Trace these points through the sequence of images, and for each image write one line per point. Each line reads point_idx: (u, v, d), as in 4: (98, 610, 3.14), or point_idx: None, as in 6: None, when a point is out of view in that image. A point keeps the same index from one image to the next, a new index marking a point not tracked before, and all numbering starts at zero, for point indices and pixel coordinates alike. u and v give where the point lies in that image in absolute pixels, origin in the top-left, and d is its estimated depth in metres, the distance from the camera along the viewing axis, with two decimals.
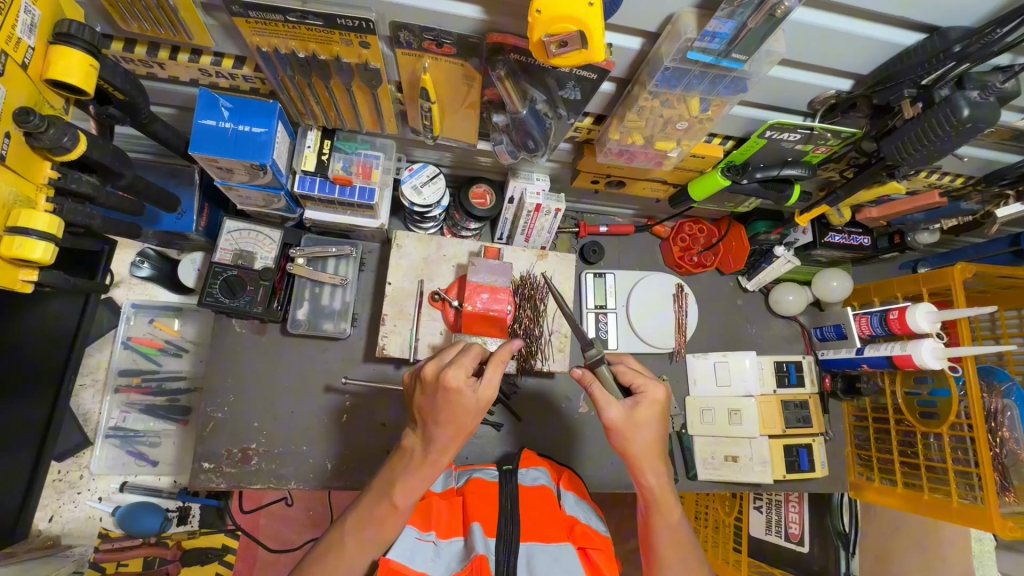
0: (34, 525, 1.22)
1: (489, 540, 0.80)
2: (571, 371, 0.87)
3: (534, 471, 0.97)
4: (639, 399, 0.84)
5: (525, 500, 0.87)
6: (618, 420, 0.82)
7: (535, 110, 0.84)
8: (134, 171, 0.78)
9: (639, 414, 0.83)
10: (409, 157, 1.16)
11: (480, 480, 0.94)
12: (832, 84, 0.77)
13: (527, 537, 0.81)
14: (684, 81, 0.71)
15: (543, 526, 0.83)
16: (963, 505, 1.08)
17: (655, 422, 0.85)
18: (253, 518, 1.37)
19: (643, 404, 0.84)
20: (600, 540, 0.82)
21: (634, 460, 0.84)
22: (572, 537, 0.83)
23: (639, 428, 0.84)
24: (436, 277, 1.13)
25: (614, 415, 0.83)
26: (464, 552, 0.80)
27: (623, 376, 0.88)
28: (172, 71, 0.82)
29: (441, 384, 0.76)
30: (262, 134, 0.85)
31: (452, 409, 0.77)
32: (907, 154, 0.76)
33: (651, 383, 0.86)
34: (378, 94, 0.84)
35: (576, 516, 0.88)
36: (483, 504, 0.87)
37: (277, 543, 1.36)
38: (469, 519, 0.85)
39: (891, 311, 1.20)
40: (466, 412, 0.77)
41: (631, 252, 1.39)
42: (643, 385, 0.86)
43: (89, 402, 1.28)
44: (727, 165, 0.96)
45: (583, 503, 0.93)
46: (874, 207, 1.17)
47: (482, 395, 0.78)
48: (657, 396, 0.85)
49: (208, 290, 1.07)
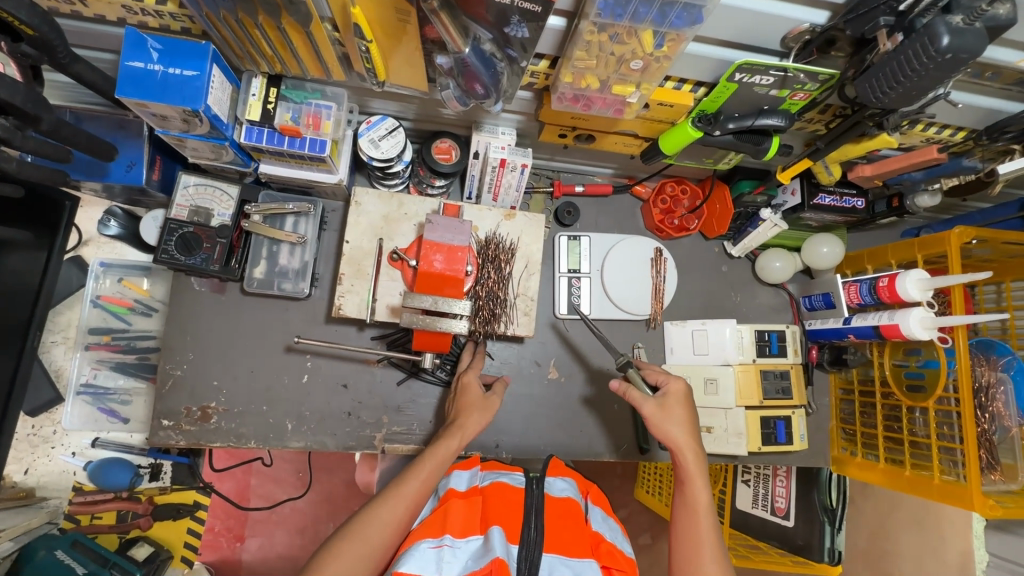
0: (9, 478, 1.25)
1: (512, 547, 0.77)
2: (609, 383, 1.00)
3: (561, 483, 0.96)
4: (668, 393, 0.97)
5: (552, 509, 0.86)
6: (651, 407, 0.95)
7: (481, 49, 0.78)
8: (55, 115, 0.75)
9: (669, 401, 0.96)
10: (366, 109, 1.10)
11: (505, 486, 0.91)
12: (805, 17, 0.69)
13: (551, 548, 0.78)
14: (630, 9, 0.64)
15: (568, 537, 0.81)
16: (945, 482, 1.03)
17: (688, 410, 0.96)
18: (244, 473, 1.38)
19: (672, 395, 0.96)
20: (625, 562, 0.81)
21: (675, 448, 0.93)
22: (597, 554, 0.81)
23: (674, 419, 0.94)
24: (397, 237, 1.09)
25: (650, 407, 0.95)
26: (481, 550, 0.75)
27: (650, 378, 1.01)
28: (95, 9, 0.77)
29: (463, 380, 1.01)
30: (194, 78, 0.81)
31: (467, 399, 0.98)
32: (881, 95, 0.69)
33: (673, 377, 0.99)
34: (312, 32, 0.78)
35: (601, 533, 0.86)
36: (507, 510, 0.84)
37: (269, 501, 1.38)
38: (491, 521, 0.81)
39: (881, 279, 1.13)
40: (479, 403, 0.98)
41: (609, 214, 1.33)
42: (667, 380, 0.99)
43: (60, 357, 1.29)
44: (698, 115, 0.89)
45: (609, 520, 0.93)
46: (866, 164, 1.08)
47: (489, 397, 1.00)
48: (681, 387, 0.97)
49: (163, 247, 1.04)
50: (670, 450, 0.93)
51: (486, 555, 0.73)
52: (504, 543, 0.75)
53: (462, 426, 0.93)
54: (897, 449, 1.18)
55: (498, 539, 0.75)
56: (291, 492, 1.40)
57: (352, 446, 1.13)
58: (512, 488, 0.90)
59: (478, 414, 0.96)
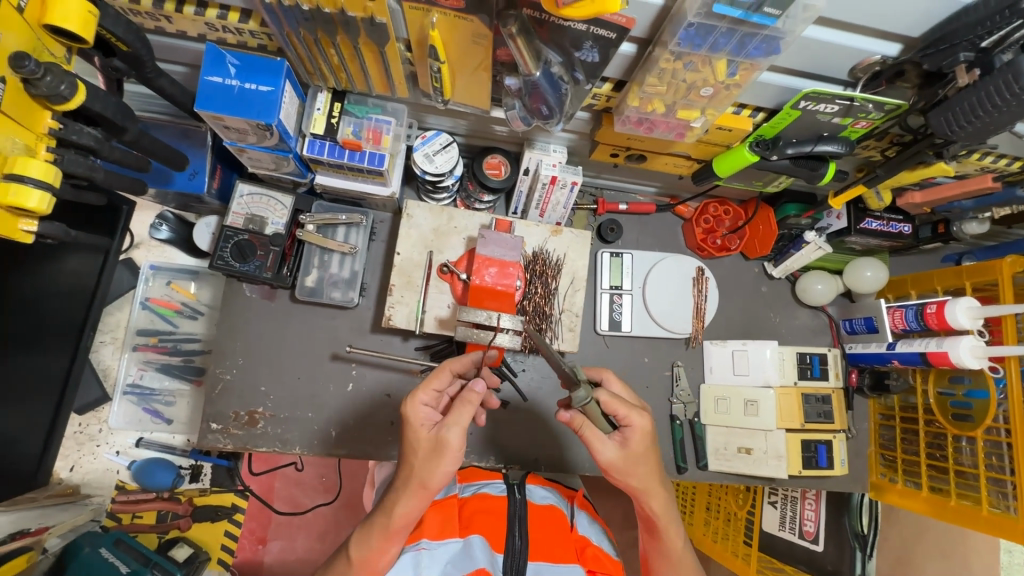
0: (56, 474, 1.28)
1: (496, 557, 0.80)
2: (557, 417, 0.80)
3: (541, 490, 0.98)
4: (630, 440, 0.79)
5: (536, 517, 0.89)
6: (611, 458, 0.79)
7: (550, 72, 0.79)
8: (139, 127, 0.77)
9: (631, 449, 0.79)
10: (422, 124, 1.13)
11: (487, 493, 0.92)
12: (878, 49, 0.70)
13: (535, 555, 0.82)
14: (709, 39, 0.65)
15: (552, 544, 0.84)
16: (994, 515, 1.01)
17: (652, 450, 0.81)
18: (270, 479, 1.39)
19: (635, 439, 0.79)
20: (609, 565, 0.86)
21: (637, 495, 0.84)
22: (582, 559, 0.86)
23: (635, 467, 0.80)
24: (447, 250, 1.11)
25: (610, 458, 0.79)
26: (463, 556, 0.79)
27: (609, 408, 0.79)
28: (180, 25, 0.80)
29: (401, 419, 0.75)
30: (268, 93, 0.83)
31: (408, 445, 0.74)
32: (958, 128, 0.70)
33: (636, 413, 0.79)
34: (386, 52, 0.80)
35: (587, 537, 0.90)
36: (489, 517, 0.86)
37: (293, 505, 1.39)
38: (473, 529, 0.84)
39: (928, 305, 1.12)
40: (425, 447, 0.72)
41: (651, 232, 1.34)
42: (629, 417, 0.79)
43: (107, 357, 1.32)
44: (756, 140, 0.90)
45: (594, 524, 0.96)
46: (917, 191, 1.08)
47: (440, 434, 0.72)
48: (645, 426, 0.80)
49: (219, 254, 1.07)
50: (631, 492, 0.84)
51: (468, 563, 0.77)
52: (486, 552, 0.79)
53: (410, 480, 0.72)
54: (941, 478, 1.16)
55: (480, 549, 0.79)
56: (316, 498, 1.41)
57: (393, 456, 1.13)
58: (494, 496, 0.91)
59: (426, 460, 0.72)
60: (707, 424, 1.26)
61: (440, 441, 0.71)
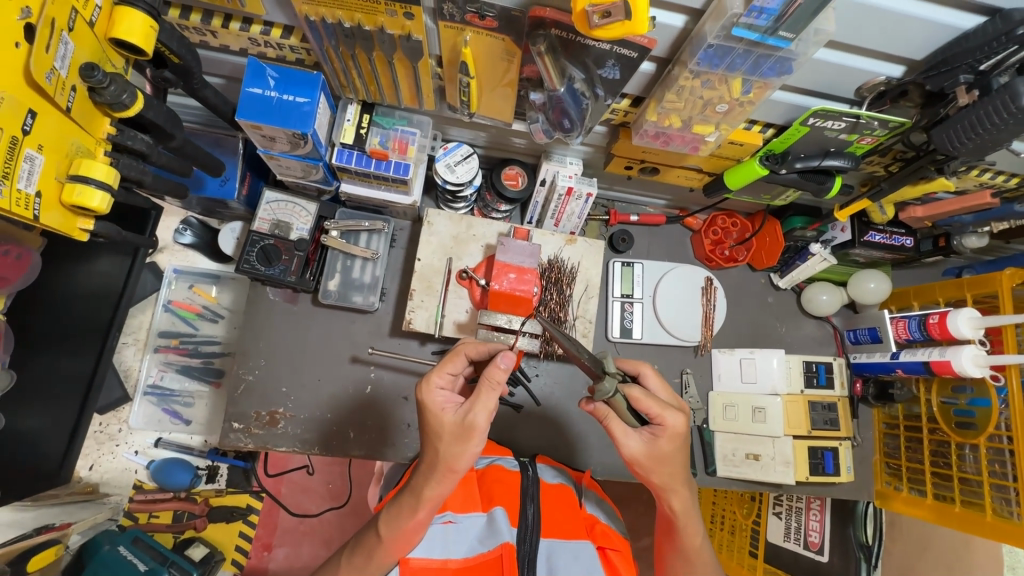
0: (76, 473, 1.30)
1: (512, 530, 0.82)
2: (583, 407, 0.86)
3: (551, 471, 1.00)
4: (659, 437, 0.82)
5: (548, 495, 0.90)
6: (638, 452, 0.82)
7: (573, 88, 0.83)
8: (185, 134, 0.81)
9: (660, 447, 0.82)
10: (445, 137, 1.18)
11: (502, 467, 0.93)
12: (883, 70, 0.74)
13: (547, 533, 0.84)
14: (727, 60, 0.70)
15: (564, 521, 0.86)
16: (998, 521, 1.04)
17: (678, 451, 0.84)
18: (277, 482, 1.40)
19: (663, 439, 0.82)
20: (618, 542, 0.87)
21: (660, 492, 0.87)
22: (592, 534, 0.88)
23: (661, 464, 0.84)
24: (465, 257, 1.14)
25: (637, 451, 0.83)
26: (486, 531, 0.83)
27: (640, 405, 0.82)
28: (224, 40, 0.85)
29: (422, 406, 0.77)
30: (305, 104, 0.88)
31: (432, 430, 0.76)
32: (959, 144, 0.75)
33: (669, 413, 0.82)
34: (418, 67, 0.85)
35: (595, 515, 0.92)
36: (505, 490, 0.88)
37: (300, 510, 1.40)
38: (492, 501, 0.86)
39: (931, 316, 1.15)
40: (450, 433, 0.74)
41: (661, 243, 1.38)
42: (661, 416, 0.82)
43: (130, 358, 1.36)
44: (767, 154, 0.95)
45: (604, 502, 0.97)
46: (918, 206, 1.13)
47: (466, 418, 0.73)
48: (676, 426, 0.82)
49: (245, 258, 1.10)
50: (654, 488, 0.88)
51: (493, 539, 0.81)
52: (506, 529, 0.82)
53: (437, 464, 0.75)
54: (944, 485, 1.18)
55: (501, 525, 0.82)
56: (323, 504, 1.42)
57: (410, 457, 1.15)
58: (508, 470, 0.93)
59: (453, 446, 0.74)
60: (716, 431, 1.28)
61: (467, 425, 0.73)
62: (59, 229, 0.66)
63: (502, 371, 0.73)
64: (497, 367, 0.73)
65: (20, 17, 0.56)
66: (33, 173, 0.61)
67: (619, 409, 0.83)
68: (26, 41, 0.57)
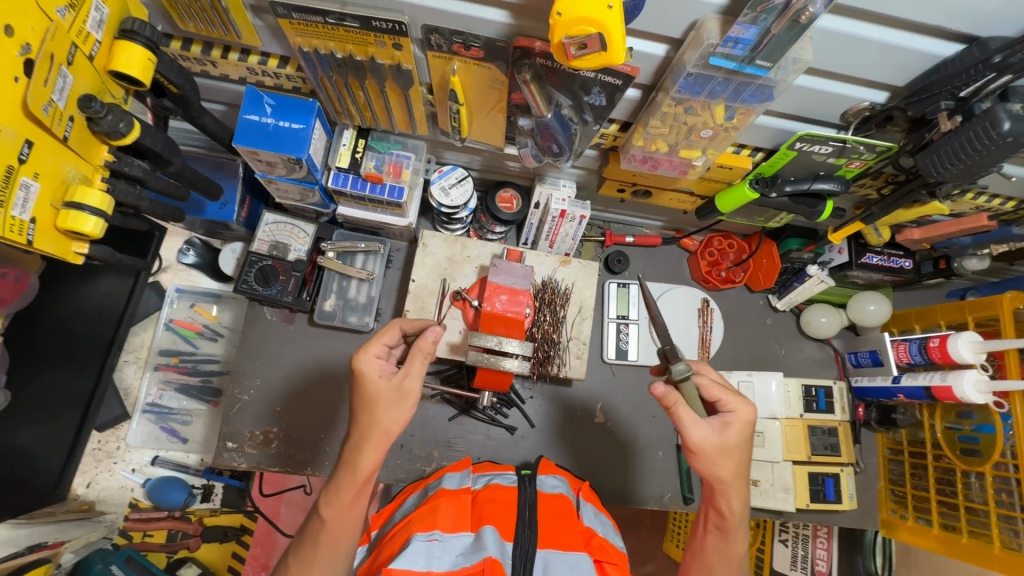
0: (73, 490, 1.32)
1: (506, 545, 0.78)
2: (653, 388, 0.81)
3: (552, 481, 0.98)
4: (731, 422, 0.82)
5: (545, 507, 0.87)
6: (707, 441, 0.80)
7: (560, 114, 0.85)
8: (183, 160, 0.84)
9: (729, 435, 0.81)
10: (440, 160, 1.21)
11: (497, 486, 0.93)
12: (866, 96, 0.75)
13: (544, 543, 0.79)
14: (707, 87, 0.71)
15: (559, 532, 0.82)
16: (1007, 553, 1.00)
17: (744, 444, 0.82)
18: (275, 503, 1.41)
19: (733, 427, 0.82)
20: (617, 555, 0.81)
21: (722, 484, 0.83)
22: (589, 548, 0.82)
23: (729, 453, 0.81)
24: (459, 277, 1.15)
25: (706, 436, 0.81)
26: (472, 547, 0.77)
27: (706, 393, 0.85)
28: (224, 69, 0.88)
29: (356, 372, 0.77)
30: (300, 130, 0.90)
31: (364, 396, 0.76)
32: (943, 169, 0.75)
33: (740, 401, 0.84)
34: (410, 95, 0.87)
35: (593, 528, 0.87)
36: (500, 510, 0.86)
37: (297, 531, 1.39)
38: (483, 521, 0.82)
39: (931, 339, 1.12)
40: (385, 400, 0.76)
41: (657, 264, 1.38)
42: (731, 403, 0.83)
43: (130, 376, 1.38)
44: (756, 178, 0.95)
45: (601, 516, 0.93)
46: (915, 228, 1.12)
47: (404, 384, 0.76)
48: (747, 416, 0.83)
49: (244, 278, 1.11)
50: (715, 484, 0.83)
51: (477, 554, 0.74)
52: (497, 542, 0.76)
53: (372, 429, 0.75)
54: (951, 514, 1.14)
55: (490, 539, 0.76)
56: None
57: (402, 478, 1.15)
58: (505, 487, 0.93)
59: (395, 413, 0.76)
60: None
61: (403, 391, 0.76)
62: (54, 254, 0.69)
63: (433, 342, 0.77)
64: (426, 338, 0.77)
65: (20, 53, 0.58)
66: (28, 201, 0.63)
67: (688, 395, 0.82)
68: (25, 76, 0.59)
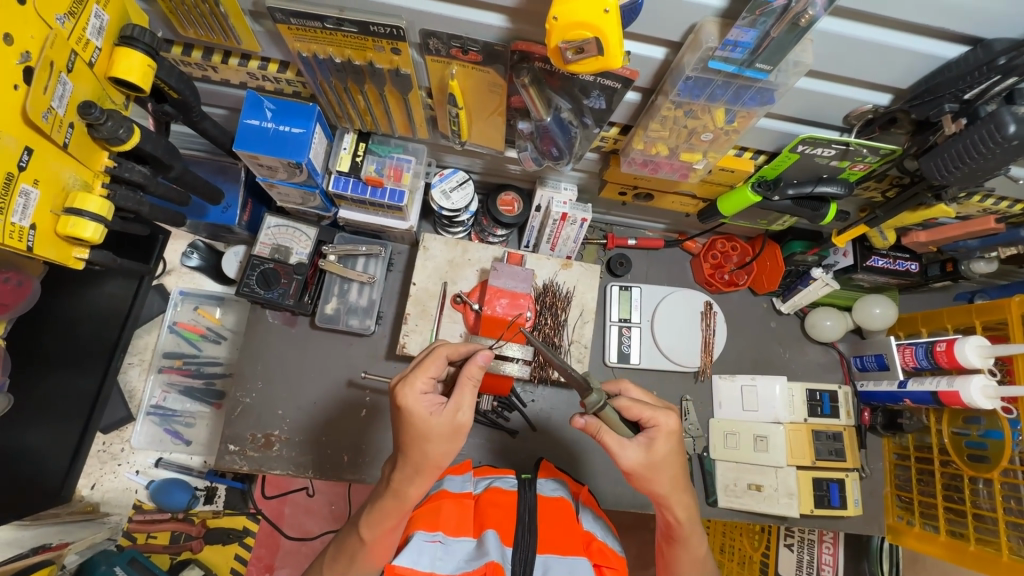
0: (78, 491, 1.33)
1: (506, 550, 0.78)
2: (574, 421, 0.83)
3: (552, 483, 0.97)
4: (654, 437, 0.80)
5: (545, 511, 0.86)
6: (637, 462, 0.79)
7: (560, 117, 0.84)
8: (183, 164, 0.84)
9: (657, 451, 0.80)
10: (441, 162, 1.21)
11: (498, 488, 0.92)
12: (869, 98, 0.74)
13: (544, 548, 0.79)
14: (707, 90, 0.71)
15: (559, 536, 0.81)
16: (1015, 561, 0.98)
17: (675, 455, 0.81)
18: (279, 505, 1.41)
19: (659, 441, 0.80)
20: (616, 560, 0.80)
21: (664, 501, 0.82)
22: (588, 552, 0.81)
23: (661, 469, 0.80)
24: (460, 281, 1.15)
25: (634, 457, 0.80)
26: (474, 553, 0.77)
27: (629, 412, 0.82)
28: (224, 74, 0.89)
29: (406, 410, 0.74)
30: (300, 134, 0.90)
31: (413, 432, 0.74)
32: (947, 173, 0.74)
33: (660, 414, 0.81)
34: (409, 99, 0.87)
35: (593, 532, 0.86)
36: (500, 513, 0.84)
37: (300, 532, 1.40)
38: (484, 525, 0.82)
39: (938, 343, 1.11)
40: (441, 438, 0.75)
41: (659, 266, 1.38)
42: (653, 418, 0.81)
43: (135, 379, 1.39)
44: (758, 181, 0.93)
45: (599, 520, 0.92)
46: (921, 231, 1.10)
47: (458, 417, 0.75)
48: (670, 426, 0.81)
49: (246, 281, 1.11)
50: (657, 501, 0.83)
51: (479, 559, 0.74)
52: (498, 546, 0.76)
53: (423, 463, 0.75)
54: (958, 521, 1.13)
55: (492, 543, 0.76)
56: (323, 525, 1.42)
57: None
58: (506, 491, 0.90)
59: (444, 446, 0.75)
60: (716, 460, 1.24)
61: (458, 427, 0.75)
62: (55, 260, 0.70)
63: (481, 367, 0.77)
64: (475, 364, 0.77)
65: (21, 61, 0.59)
66: (28, 208, 0.64)
67: (610, 421, 0.80)
68: (25, 83, 0.60)
